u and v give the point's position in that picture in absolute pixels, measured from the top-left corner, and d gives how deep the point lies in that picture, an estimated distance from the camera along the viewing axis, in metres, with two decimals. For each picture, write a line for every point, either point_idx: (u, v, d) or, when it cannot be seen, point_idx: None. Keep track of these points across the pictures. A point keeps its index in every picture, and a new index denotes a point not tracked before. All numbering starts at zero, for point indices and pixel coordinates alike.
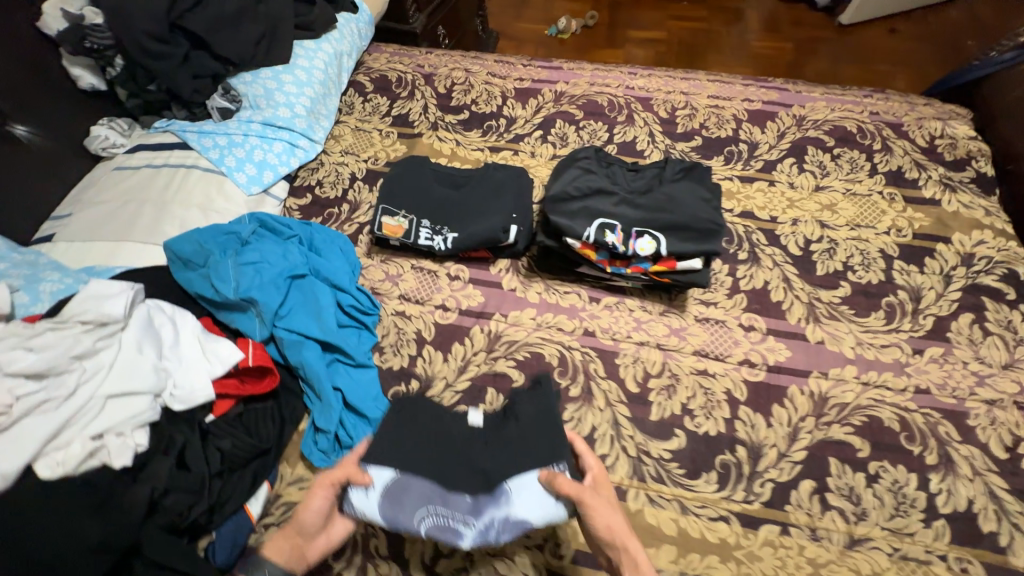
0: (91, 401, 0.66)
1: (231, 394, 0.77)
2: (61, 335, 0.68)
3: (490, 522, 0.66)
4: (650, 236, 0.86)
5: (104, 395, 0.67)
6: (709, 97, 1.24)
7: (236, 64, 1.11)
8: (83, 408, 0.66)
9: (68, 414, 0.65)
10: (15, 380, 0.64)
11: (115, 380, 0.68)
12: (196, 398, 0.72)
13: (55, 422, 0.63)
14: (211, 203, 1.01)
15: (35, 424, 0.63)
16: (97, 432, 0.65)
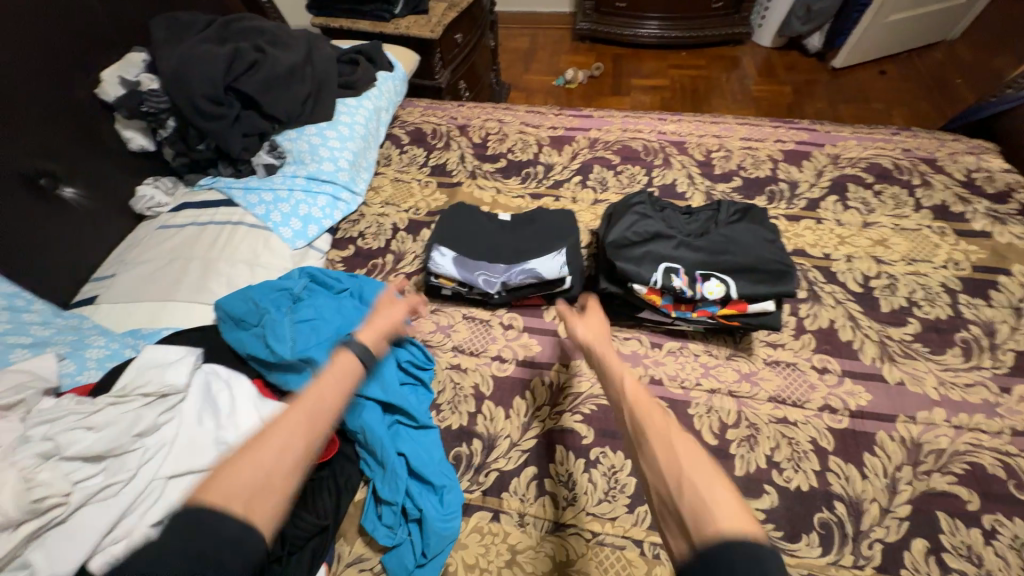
0: (152, 482, 0.60)
1: None
2: (121, 410, 0.62)
3: (521, 270, 0.94)
4: (717, 279, 0.85)
5: (166, 474, 0.61)
6: (741, 139, 1.27)
7: (282, 121, 1.12)
8: (144, 490, 0.59)
9: (129, 497, 0.58)
10: (72, 465, 0.57)
11: (180, 455, 0.62)
12: None
13: (116, 508, 0.56)
14: (258, 259, 0.99)
15: (92, 515, 0.55)
16: (155, 519, 0.57)
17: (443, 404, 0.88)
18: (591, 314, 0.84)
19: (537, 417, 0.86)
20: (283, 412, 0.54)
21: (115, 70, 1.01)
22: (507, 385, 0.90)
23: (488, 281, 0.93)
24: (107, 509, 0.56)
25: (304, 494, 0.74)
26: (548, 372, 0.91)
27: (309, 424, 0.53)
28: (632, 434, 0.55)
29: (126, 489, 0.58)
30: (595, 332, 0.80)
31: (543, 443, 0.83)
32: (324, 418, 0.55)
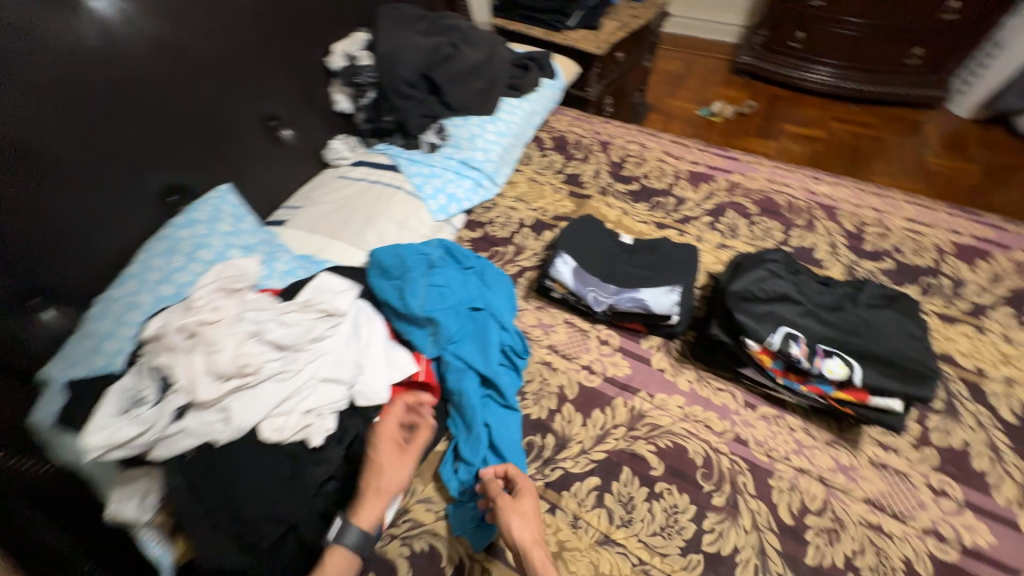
0: (311, 379, 0.76)
1: (399, 401, 0.85)
2: (303, 317, 0.78)
3: (627, 298, 0.98)
4: (841, 360, 0.80)
5: (320, 377, 0.76)
6: (905, 220, 1.16)
7: (454, 108, 1.28)
8: (304, 385, 0.74)
9: (294, 386, 0.73)
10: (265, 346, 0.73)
11: (332, 366, 0.78)
12: (378, 397, 0.78)
13: (286, 390, 0.72)
14: (406, 222, 1.15)
15: (270, 389, 0.72)
16: (308, 409, 0.74)
17: (528, 393, 0.94)
18: (524, 505, 0.75)
19: (612, 434, 0.89)
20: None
21: (343, 46, 1.24)
22: (591, 395, 0.94)
23: (596, 299, 0.99)
24: (279, 389, 0.72)
25: (402, 430, 0.84)
26: (632, 396, 0.93)
27: None
28: None
29: (295, 379, 0.74)
30: (529, 532, 0.73)
31: (612, 460, 0.86)
32: None
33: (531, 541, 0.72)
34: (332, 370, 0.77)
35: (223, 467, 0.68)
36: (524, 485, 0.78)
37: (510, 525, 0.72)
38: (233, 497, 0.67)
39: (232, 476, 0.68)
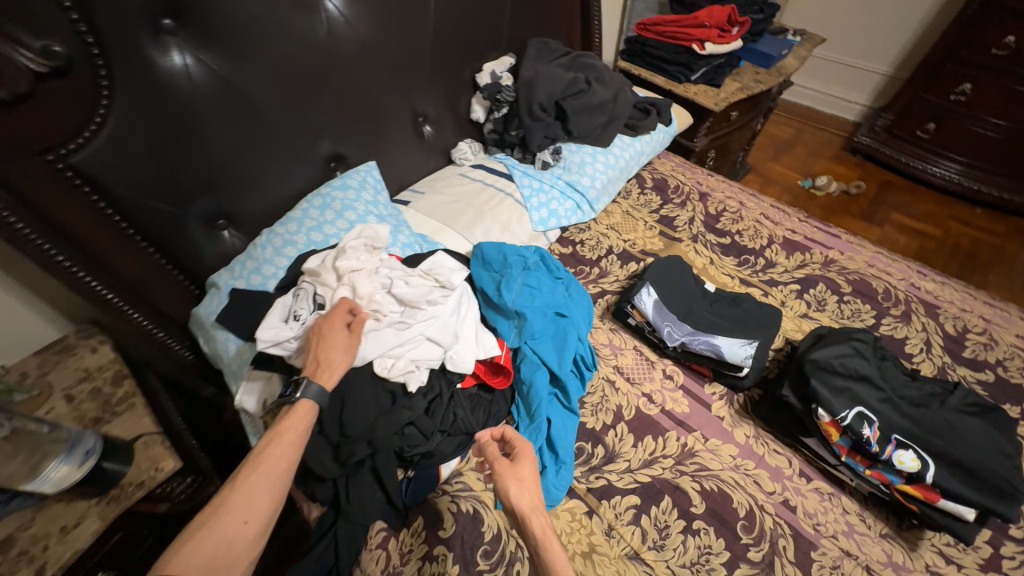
0: (418, 336, 0.88)
1: (479, 376, 0.96)
2: (423, 282, 0.91)
3: (700, 339, 1.02)
4: (915, 453, 0.80)
5: (424, 335, 0.89)
6: (1016, 337, 1.10)
7: (573, 135, 1.41)
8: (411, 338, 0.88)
9: (404, 336, 0.87)
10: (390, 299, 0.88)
11: (435, 328, 0.90)
12: (464, 367, 0.89)
13: (396, 339, 0.86)
14: (510, 225, 1.28)
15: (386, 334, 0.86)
16: (410, 359, 0.87)
17: (588, 404, 1.01)
18: (521, 469, 0.74)
19: (660, 462, 0.93)
20: (255, 466, 0.67)
21: (492, 65, 1.42)
22: (646, 421, 0.99)
23: (670, 334, 1.04)
24: (393, 336, 0.86)
25: (474, 403, 0.94)
26: (686, 433, 0.97)
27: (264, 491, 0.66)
28: None
29: (406, 331, 0.87)
30: (530, 494, 0.71)
31: (655, 485, 0.90)
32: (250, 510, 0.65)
33: (528, 504, 0.69)
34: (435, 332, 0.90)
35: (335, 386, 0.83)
36: (523, 450, 0.77)
37: (508, 485, 0.71)
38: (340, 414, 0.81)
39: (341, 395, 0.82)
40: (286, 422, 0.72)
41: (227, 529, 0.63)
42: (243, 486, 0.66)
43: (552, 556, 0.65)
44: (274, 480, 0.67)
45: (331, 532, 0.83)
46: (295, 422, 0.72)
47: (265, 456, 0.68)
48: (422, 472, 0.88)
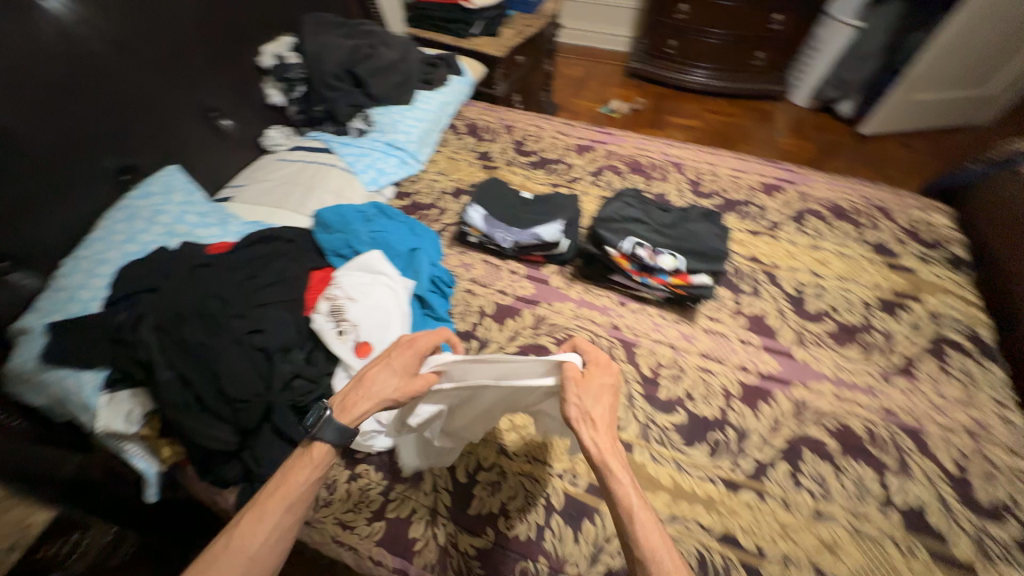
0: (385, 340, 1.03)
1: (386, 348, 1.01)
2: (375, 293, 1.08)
3: (523, 233, 1.25)
4: (670, 255, 1.13)
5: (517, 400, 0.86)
6: (731, 169, 1.56)
7: (376, 98, 1.52)
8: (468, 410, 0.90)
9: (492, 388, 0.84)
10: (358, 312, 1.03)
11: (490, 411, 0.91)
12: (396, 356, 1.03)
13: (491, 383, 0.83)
14: (343, 192, 1.35)
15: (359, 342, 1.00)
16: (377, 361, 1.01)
17: (456, 313, 1.18)
18: (592, 382, 0.78)
19: (521, 334, 1.15)
20: (265, 507, 0.70)
21: (271, 47, 1.43)
22: (504, 309, 1.20)
23: (503, 238, 1.25)
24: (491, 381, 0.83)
25: None
26: (536, 306, 1.20)
27: (283, 519, 0.70)
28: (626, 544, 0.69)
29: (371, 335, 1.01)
30: (599, 411, 0.76)
31: (522, 351, 1.12)
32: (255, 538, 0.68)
33: (595, 417, 0.76)
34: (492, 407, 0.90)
35: (202, 363, 0.84)
36: (602, 363, 0.82)
37: (590, 396, 0.77)
38: (221, 386, 0.84)
39: (212, 369, 0.84)
40: (301, 459, 0.75)
41: (245, 548, 0.67)
42: (260, 509, 0.70)
43: (622, 473, 0.72)
44: (285, 529, 0.70)
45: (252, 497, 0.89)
46: (309, 459, 0.75)
47: (285, 485, 0.73)
48: None
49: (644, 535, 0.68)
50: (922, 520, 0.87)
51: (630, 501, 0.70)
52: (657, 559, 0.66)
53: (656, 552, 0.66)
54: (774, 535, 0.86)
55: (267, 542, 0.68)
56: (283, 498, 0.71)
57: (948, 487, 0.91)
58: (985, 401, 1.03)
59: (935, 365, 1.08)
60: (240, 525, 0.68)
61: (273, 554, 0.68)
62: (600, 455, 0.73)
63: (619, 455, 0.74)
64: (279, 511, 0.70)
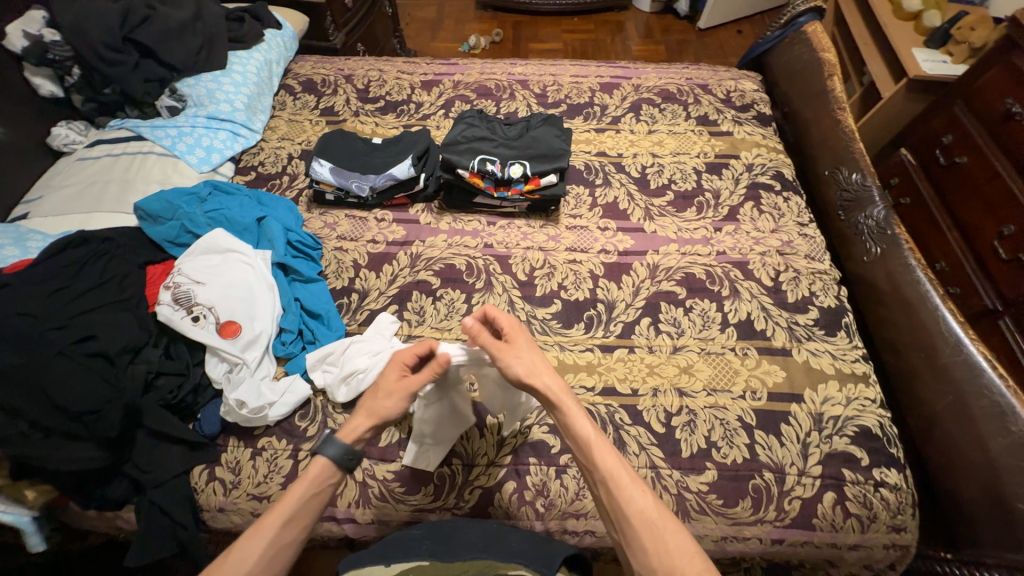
0: (251, 318, 0.98)
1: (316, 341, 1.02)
2: (229, 273, 1.01)
3: (377, 176, 1.23)
4: (518, 164, 1.18)
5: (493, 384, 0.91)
6: (572, 76, 1.61)
7: (179, 70, 1.35)
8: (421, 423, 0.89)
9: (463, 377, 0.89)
10: (210, 296, 0.96)
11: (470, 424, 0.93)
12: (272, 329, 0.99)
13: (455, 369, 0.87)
14: (168, 179, 1.22)
15: (221, 326, 0.94)
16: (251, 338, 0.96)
17: (329, 273, 1.15)
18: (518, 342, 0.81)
19: (400, 275, 1.16)
20: (262, 521, 0.69)
21: (19, 25, 1.18)
22: (378, 256, 1.19)
23: (359, 187, 1.22)
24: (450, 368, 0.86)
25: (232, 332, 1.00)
26: (410, 247, 1.21)
27: (278, 532, 0.69)
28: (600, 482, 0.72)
29: (233, 316, 0.96)
30: (534, 365, 0.78)
31: (403, 291, 1.13)
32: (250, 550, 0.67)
33: (537, 374, 0.77)
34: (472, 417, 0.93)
35: (31, 387, 0.77)
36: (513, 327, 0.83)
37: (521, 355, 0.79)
38: (63, 405, 0.78)
39: (46, 390, 0.78)
40: (302, 477, 0.74)
41: (240, 560, 0.66)
42: (261, 523, 0.69)
43: (573, 415, 0.75)
44: (286, 545, 0.69)
45: (146, 503, 0.85)
46: (310, 477, 0.73)
47: (289, 495, 0.72)
48: (209, 404, 0.92)
49: (607, 464, 0.72)
50: (750, 329, 1.07)
51: (587, 433, 0.74)
52: (620, 477, 0.71)
53: (626, 490, 0.70)
54: (644, 376, 1.02)
55: (266, 556, 0.67)
56: (281, 513, 0.70)
57: (766, 298, 1.12)
58: (789, 226, 1.24)
59: (751, 207, 1.28)
60: (241, 539, 0.68)
61: (269, 568, 0.67)
62: (557, 396, 0.76)
63: (568, 394, 0.77)
64: (280, 523, 0.70)
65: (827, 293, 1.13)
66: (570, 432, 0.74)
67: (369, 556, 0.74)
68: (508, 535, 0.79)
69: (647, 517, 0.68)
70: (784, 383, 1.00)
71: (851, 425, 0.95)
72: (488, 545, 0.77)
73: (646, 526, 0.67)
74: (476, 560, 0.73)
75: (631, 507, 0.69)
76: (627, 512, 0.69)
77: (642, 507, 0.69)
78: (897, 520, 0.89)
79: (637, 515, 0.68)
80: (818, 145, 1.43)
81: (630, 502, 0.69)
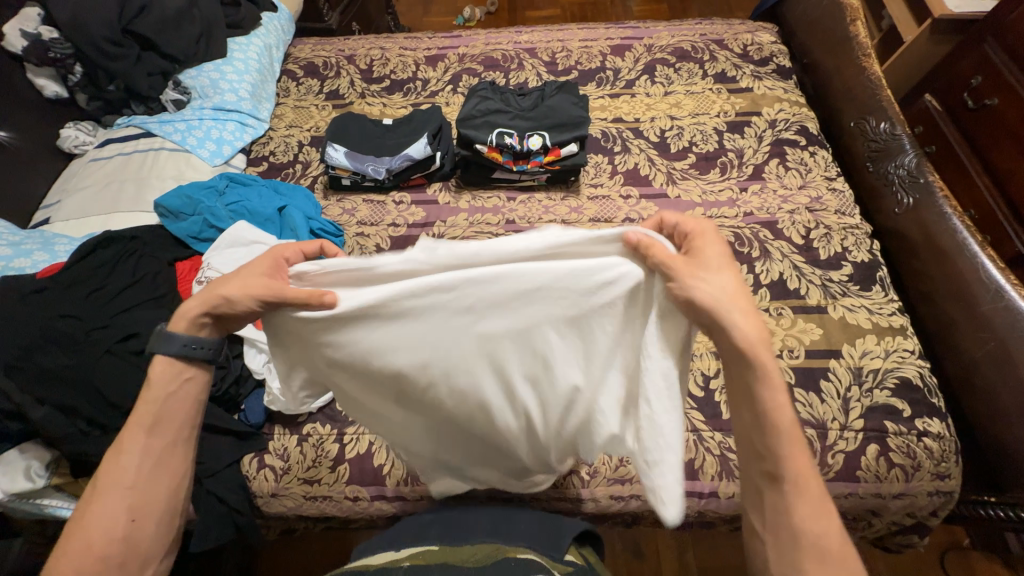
0: None
1: None
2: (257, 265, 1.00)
3: (394, 157, 1.20)
4: (537, 135, 1.16)
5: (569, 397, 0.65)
6: (580, 40, 1.55)
7: (181, 61, 1.32)
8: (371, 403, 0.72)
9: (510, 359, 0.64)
10: None
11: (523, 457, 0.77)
12: None
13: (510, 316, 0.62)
14: (183, 175, 1.21)
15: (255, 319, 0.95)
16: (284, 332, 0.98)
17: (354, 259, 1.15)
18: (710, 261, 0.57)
19: None
20: (123, 440, 0.58)
21: (15, 24, 1.14)
22: (401, 239, 1.18)
23: (376, 169, 1.20)
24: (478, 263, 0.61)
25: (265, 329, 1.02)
26: (431, 228, 1.20)
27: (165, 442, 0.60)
28: (769, 478, 0.52)
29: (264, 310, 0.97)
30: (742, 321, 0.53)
31: None
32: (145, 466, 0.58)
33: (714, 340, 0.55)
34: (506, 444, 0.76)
35: (85, 386, 0.79)
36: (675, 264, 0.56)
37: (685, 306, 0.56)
38: (115, 402, 0.79)
39: (100, 388, 0.79)
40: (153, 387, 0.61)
41: (126, 463, 0.58)
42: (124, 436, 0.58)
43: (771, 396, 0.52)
44: (177, 456, 0.61)
45: (202, 492, 0.87)
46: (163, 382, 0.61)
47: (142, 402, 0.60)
48: (252, 395, 0.94)
49: (795, 464, 0.51)
50: (783, 289, 1.06)
51: (783, 419, 0.52)
52: (806, 487, 0.51)
53: (795, 508, 0.51)
54: None
55: (144, 471, 0.58)
56: (142, 422, 0.59)
57: (797, 257, 1.10)
58: (817, 181, 1.21)
59: (777, 165, 1.25)
60: (107, 459, 0.58)
61: (160, 483, 0.59)
62: (749, 351, 0.52)
63: (768, 350, 0.53)
64: (143, 437, 0.59)
65: (859, 248, 1.11)
66: (760, 406, 0.53)
67: (376, 544, 0.74)
68: (515, 516, 0.78)
69: (823, 549, 0.49)
70: (821, 341, 0.99)
71: (892, 377, 0.95)
72: (496, 528, 0.75)
73: (811, 556, 0.49)
74: (484, 543, 0.71)
75: (800, 526, 0.50)
76: (789, 525, 0.51)
77: (818, 535, 0.50)
78: (941, 468, 0.89)
79: (812, 536, 0.50)
80: (842, 94, 1.38)
81: (800, 519, 0.50)
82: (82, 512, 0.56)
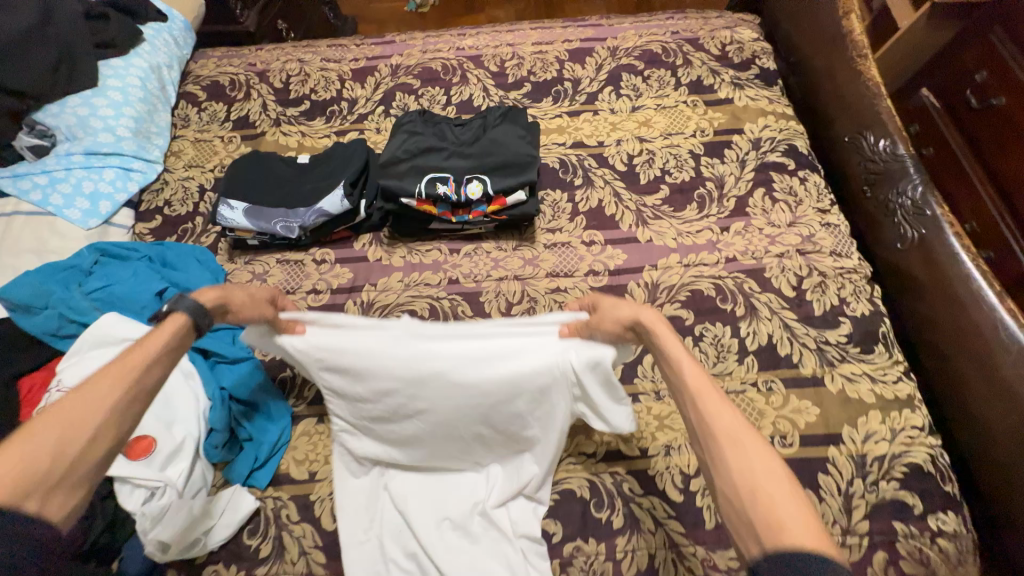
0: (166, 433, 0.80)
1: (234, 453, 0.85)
2: None
3: (307, 211, 0.99)
4: (477, 180, 0.96)
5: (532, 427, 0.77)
6: (533, 44, 1.32)
7: (35, 96, 1.06)
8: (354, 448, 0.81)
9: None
10: None
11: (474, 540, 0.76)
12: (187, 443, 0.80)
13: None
14: (46, 246, 0.98)
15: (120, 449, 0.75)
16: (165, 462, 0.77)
17: None
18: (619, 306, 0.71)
19: None
20: (112, 367, 0.57)
21: None
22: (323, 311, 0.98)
23: (287, 227, 0.98)
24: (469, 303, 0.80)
25: None
26: (360, 293, 1.00)
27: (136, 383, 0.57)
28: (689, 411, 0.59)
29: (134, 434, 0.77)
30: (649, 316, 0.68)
31: None
32: (115, 402, 0.55)
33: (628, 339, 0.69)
34: (466, 513, 0.78)
35: None
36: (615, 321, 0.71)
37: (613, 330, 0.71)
38: None
39: None
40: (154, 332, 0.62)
41: (100, 391, 0.54)
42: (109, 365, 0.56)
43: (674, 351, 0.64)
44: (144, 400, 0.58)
45: None
46: (168, 331, 0.63)
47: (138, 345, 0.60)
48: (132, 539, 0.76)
49: (704, 394, 0.59)
50: (773, 356, 0.90)
51: (687, 366, 0.62)
52: (717, 406, 0.57)
53: (716, 421, 0.56)
54: (653, 432, 0.85)
55: (119, 405, 0.55)
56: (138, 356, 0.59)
57: (788, 313, 0.94)
58: (808, 215, 1.04)
59: (763, 196, 1.07)
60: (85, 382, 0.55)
61: (124, 420, 0.55)
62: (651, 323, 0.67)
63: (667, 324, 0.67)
64: (135, 374, 0.57)
65: (858, 298, 0.95)
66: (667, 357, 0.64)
67: None
68: None
69: (748, 463, 0.52)
70: (818, 423, 0.84)
71: (899, 465, 0.81)
72: None
73: (739, 467, 0.52)
74: None
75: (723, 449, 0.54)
76: (713, 447, 0.55)
77: (727, 431, 0.55)
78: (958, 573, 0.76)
79: (739, 463, 0.52)
80: (834, 102, 1.20)
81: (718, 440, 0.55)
82: (35, 427, 0.50)
